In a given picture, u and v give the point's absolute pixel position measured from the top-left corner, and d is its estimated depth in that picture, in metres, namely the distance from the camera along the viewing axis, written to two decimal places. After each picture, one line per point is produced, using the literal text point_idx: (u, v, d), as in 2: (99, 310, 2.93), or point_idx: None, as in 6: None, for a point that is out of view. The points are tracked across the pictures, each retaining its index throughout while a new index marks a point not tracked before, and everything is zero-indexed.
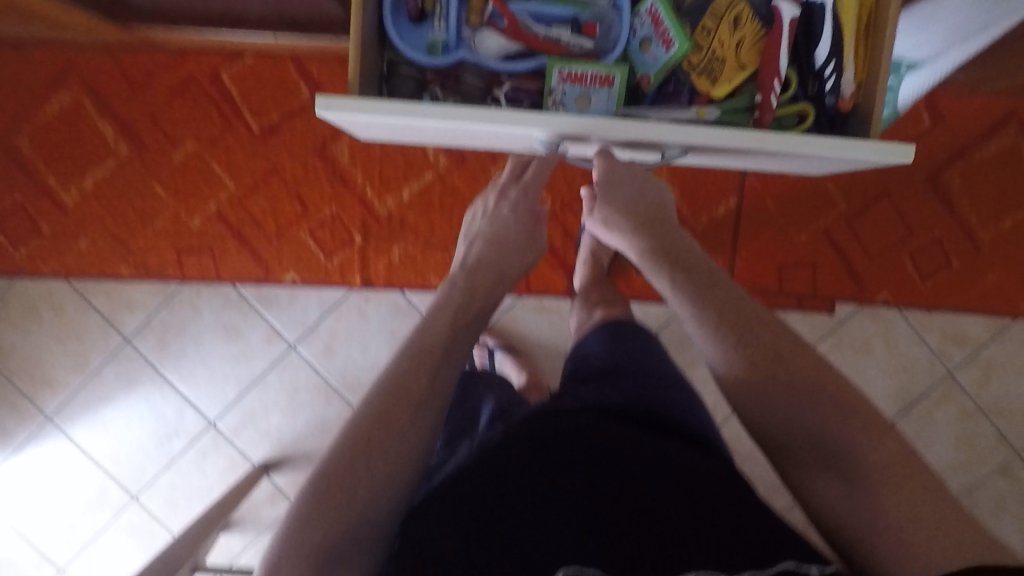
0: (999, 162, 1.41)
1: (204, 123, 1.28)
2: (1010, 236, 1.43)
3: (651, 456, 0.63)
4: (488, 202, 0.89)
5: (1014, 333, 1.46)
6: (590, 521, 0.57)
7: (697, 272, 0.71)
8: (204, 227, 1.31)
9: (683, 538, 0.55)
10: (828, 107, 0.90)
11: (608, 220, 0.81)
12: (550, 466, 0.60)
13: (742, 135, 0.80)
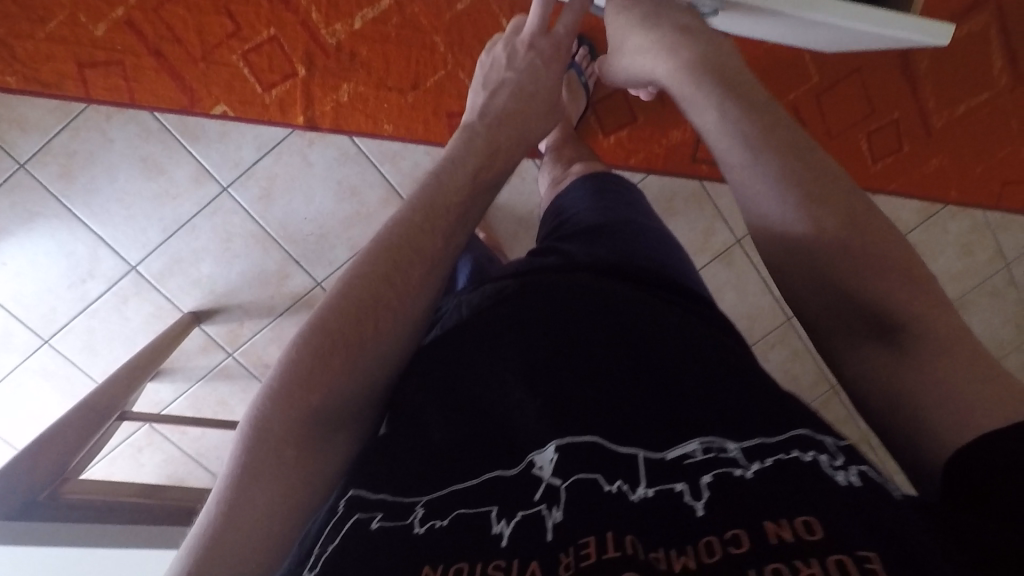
0: (968, 44, 1.38)
1: None
2: (963, 123, 1.43)
3: (656, 325, 0.58)
4: (509, 49, 0.75)
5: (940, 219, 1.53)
6: (576, 386, 0.52)
7: (749, 100, 0.64)
8: (111, 37, 1.09)
9: (685, 403, 0.50)
10: None
11: (642, 47, 0.73)
12: (543, 339, 0.57)
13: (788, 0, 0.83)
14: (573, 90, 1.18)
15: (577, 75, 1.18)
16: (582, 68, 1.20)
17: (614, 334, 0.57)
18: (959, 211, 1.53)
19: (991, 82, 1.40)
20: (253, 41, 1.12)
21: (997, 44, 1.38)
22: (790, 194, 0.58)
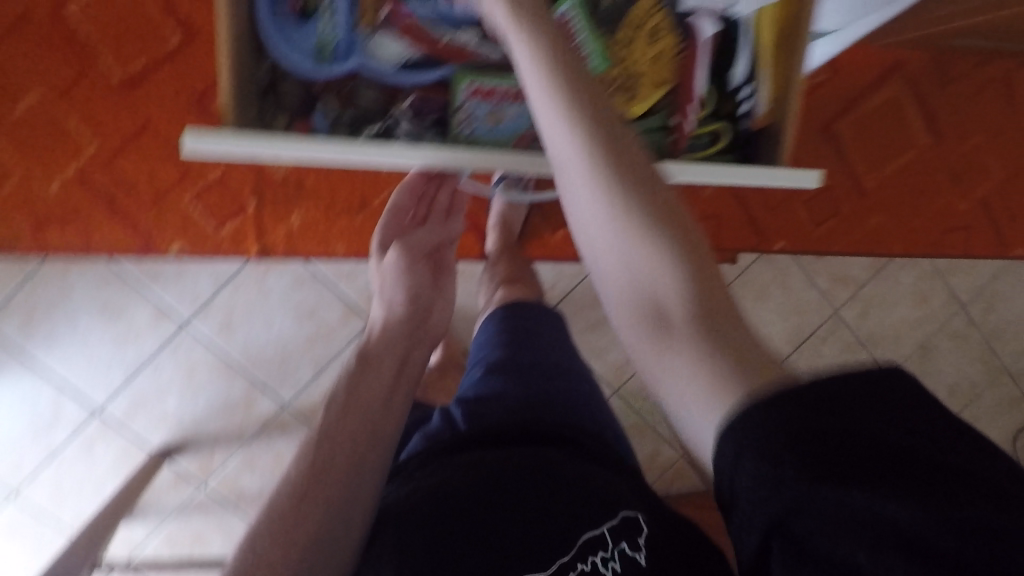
0: (885, 111, 1.45)
1: (51, 71, 1.08)
2: (894, 182, 1.50)
3: (534, 477, 0.73)
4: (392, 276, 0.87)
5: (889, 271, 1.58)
6: (462, 546, 0.67)
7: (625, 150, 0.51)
8: (65, 195, 1.13)
9: (520, 545, 0.67)
10: (743, 129, 0.83)
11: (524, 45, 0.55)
12: (445, 498, 0.70)
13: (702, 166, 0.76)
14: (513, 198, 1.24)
15: None
16: None
17: (510, 508, 0.70)
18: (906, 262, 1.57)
19: (915, 141, 1.48)
20: (202, 184, 1.17)
21: (912, 106, 1.46)
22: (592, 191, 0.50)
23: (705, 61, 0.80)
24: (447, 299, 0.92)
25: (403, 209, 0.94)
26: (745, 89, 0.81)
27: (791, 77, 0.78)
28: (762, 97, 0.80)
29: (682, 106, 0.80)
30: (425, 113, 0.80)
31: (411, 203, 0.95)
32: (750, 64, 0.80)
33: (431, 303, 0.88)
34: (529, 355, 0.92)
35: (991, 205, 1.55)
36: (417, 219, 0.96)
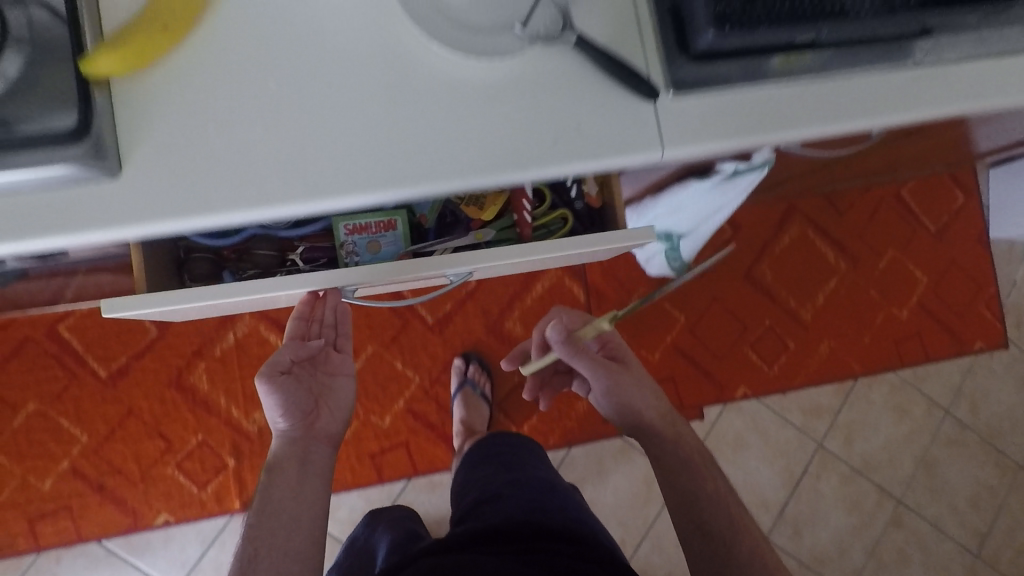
0: (796, 249, 1.57)
1: (45, 379, 1.22)
2: (830, 309, 1.57)
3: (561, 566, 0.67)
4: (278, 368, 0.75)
5: (858, 393, 1.59)
6: None
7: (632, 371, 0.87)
8: (59, 487, 1.22)
9: None
10: (581, 210, 0.83)
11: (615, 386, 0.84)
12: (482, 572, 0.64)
13: (518, 251, 0.70)
14: (472, 406, 1.34)
15: (472, 387, 1.35)
16: (476, 380, 1.36)
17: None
18: (871, 379, 1.59)
19: (835, 268, 1.58)
20: (183, 450, 1.25)
21: (818, 238, 1.58)
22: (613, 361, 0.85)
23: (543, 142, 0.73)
24: (338, 402, 0.80)
25: (296, 337, 0.80)
26: (572, 184, 0.82)
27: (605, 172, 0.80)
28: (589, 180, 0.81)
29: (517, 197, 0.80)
30: (318, 257, 0.84)
31: (303, 328, 0.81)
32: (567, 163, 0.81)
33: (327, 390, 0.79)
34: (533, 476, 0.91)
35: (933, 307, 1.60)
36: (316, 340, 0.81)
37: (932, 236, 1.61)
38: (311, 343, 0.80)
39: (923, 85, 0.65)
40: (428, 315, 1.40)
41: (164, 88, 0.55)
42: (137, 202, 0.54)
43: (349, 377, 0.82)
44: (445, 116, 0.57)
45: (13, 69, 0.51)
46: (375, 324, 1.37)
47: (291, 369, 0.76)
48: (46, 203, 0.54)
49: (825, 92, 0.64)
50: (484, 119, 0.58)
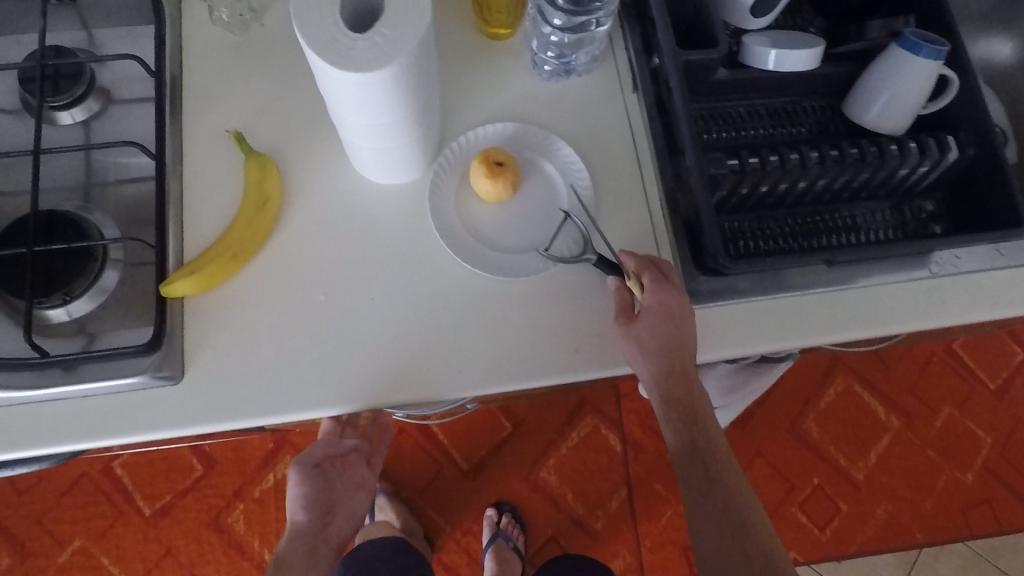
0: (843, 404, 1.50)
1: (93, 515, 1.27)
2: (886, 468, 1.47)
3: None
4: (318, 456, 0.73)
5: (925, 563, 1.44)
6: None
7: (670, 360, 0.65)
8: None
9: None
10: None
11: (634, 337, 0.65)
12: None
13: (532, 382, 0.66)
14: (503, 560, 1.29)
15: (506, 540, 1.30)
16: (509, 533, 1.32)
17: None
18: (938, 550, 1.44)
19: (888, 425, 1.49)
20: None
21: (868, 392, 1.51)
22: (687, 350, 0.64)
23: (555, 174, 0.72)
24: (351, 510, 0.77)
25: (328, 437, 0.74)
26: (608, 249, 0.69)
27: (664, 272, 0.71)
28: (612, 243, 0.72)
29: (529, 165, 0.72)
30: None
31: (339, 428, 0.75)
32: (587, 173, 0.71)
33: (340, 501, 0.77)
34: None
35: (1000, 470, 1.48)
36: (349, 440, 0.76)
37: (992, 394, 1.52)
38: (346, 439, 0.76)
39: (943, 296, 0.73)
40: (462, 462, 1.40)
41: (237, 304, 0.66)
42: (225, 386, 0.64)
43: (368, 493, 0.79)
44: (504, 325, 0.67)
45: (111, 280, 0.65)
46: (410, 466, 1.39)
47: (323, 464, 0.74)
48: (140, 403, 0.63)
49: (844, 298, 0.72)
50: (534, 320, 0.68)
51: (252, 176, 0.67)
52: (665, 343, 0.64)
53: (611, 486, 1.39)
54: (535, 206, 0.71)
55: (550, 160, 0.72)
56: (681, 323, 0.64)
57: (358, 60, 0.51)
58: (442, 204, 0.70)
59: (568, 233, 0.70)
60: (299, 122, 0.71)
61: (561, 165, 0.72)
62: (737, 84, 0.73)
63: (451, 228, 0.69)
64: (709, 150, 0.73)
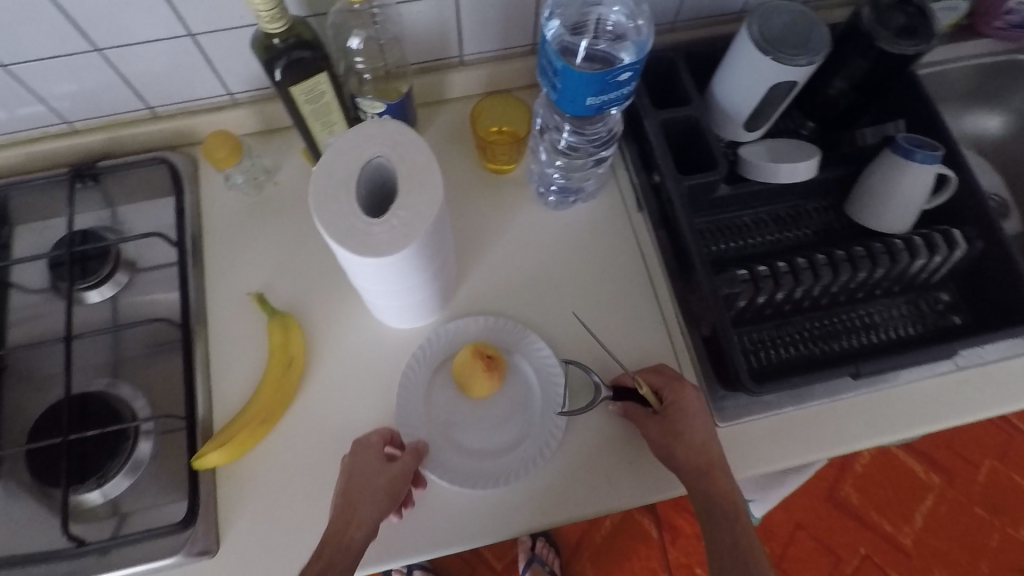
0: (881, 464, 1.43)
1: None
2: (935, 531, 1.38)
3: None
4: None
5: None
6: None
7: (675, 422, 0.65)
8: None
9: None
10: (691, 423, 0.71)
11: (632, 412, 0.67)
12: None
13: (576, 512, 0.65)
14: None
15: None
16: None
17: None
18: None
19: (928, 483, 1.41)
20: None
21: (902, 450, 1.44)
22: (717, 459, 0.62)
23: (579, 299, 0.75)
24: None
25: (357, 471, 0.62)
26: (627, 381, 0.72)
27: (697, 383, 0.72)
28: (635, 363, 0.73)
29: (551, 293, 0.75)
30: None
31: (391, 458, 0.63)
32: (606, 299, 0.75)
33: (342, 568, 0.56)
34: None
35: None
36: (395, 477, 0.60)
37: None
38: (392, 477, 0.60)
39: (972, 386, 0.73)
40: (496, 560, 1.30)
41: (270, 467, 0.66)
42: (269, 546, 0.64)
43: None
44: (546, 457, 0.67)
45: (147, 448, 0.66)
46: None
47: None
48: None
49: (874, 398, 0.72)
50: (573, 448, 0.68)
51: (275, 336, 0.68)
52: (695, 450, 0.62)
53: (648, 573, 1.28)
54: (513, 407, 0.69)
55: (527, 359, 0.71)
56: (708, 429, 0.63)
57: (377, 244, 0.53)
58: (411, 404, 0.68)
59: (545, 431, 0.67)
60: (316, 275, 0.73)
61: (537, 361, 0.71)
62: (738, 198, 0.76)
63: (429, 434, 0.67)
64: (719, 263, 0.74)
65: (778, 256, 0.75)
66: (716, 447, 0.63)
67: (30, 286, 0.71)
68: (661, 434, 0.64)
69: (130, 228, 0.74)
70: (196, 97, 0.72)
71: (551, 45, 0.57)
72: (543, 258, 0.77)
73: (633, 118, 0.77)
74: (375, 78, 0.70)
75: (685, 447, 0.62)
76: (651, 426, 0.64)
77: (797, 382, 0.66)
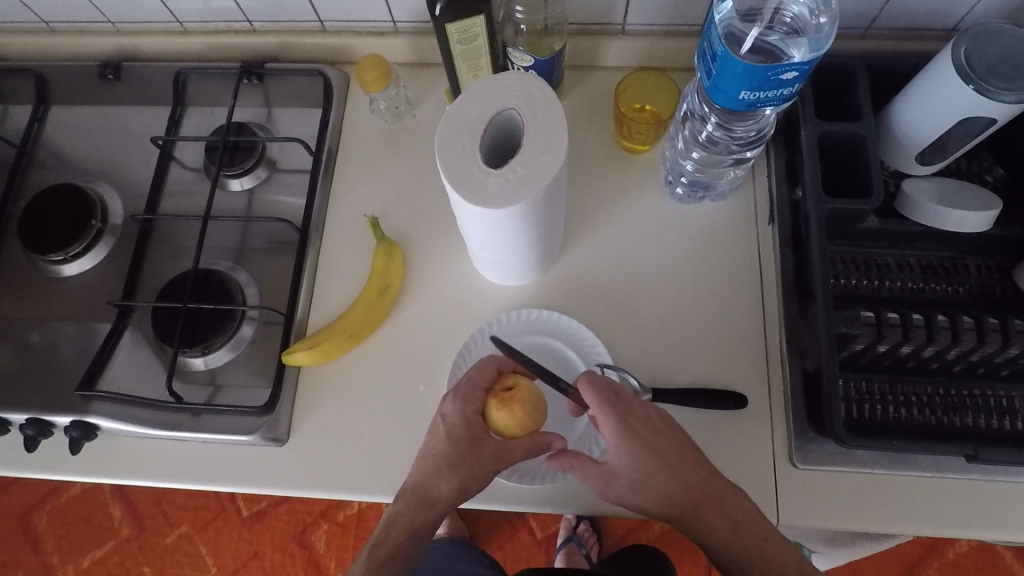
0: (980, 561, 1.25)
1: (199, 506, 1.34)
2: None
3: None
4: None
5: None
6: None
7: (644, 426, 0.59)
8: None
9: None
10: (766, 457, 0.66)
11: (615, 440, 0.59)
12: None
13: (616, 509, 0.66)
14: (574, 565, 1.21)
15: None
16: None
17: None
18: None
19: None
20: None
21: (1009, 554, 1.26)
22: (672, 480, 0.58)
23: (678, 302, 0.72)
24: None
25: (464, 456, 0.59)
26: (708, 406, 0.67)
27: (783, 418, 0.67)
28: (721, 380, 0.69)
29: (651, 288, 0.72)
30: None
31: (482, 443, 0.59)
32: (707, 305, 0.71)
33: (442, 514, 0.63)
34: None
35: None
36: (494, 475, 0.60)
37: None
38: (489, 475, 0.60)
39: None
40: (537, 529, 1.30)
41: (347, 380, 0.70)
42: (330, 451, 0.68)
43: None
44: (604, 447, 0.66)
45: (248, 332, 0.72)
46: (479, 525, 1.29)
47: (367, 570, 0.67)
48: (248, 455, 0.68)
49: (985, 491, 0.64)
50: None
51: (378, 262, 0.71)
52: (639, 479, 0.58)
53: None
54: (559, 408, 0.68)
55: (580, 357, 0.69)
56: (649, 461, 0.58)
57: (489, 195, 0.54)
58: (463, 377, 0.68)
59: (588, 439, 0.67)
60: (430, 214, 0.76)
61: (594, 365, 0.68)
62: (887, 234, 0.68)
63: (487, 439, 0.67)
64: (844, 299, 0.68)
65: (915, 307, 0.67)
66: (676, 467, 0.58)
67: (186, 164, 0.79)
68: (590, 475, 0.60)
69: (278, 131, 0.80)
70: (361, 20, 0.75)
71: (717, 29, 0.53)
72: (652, 249, 0.74)
73: (791, 122, 0.71)
74: (530, 31, 0.70)
75: (616, 479, 0.59)
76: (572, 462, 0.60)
77: (899, 447, 0.59)
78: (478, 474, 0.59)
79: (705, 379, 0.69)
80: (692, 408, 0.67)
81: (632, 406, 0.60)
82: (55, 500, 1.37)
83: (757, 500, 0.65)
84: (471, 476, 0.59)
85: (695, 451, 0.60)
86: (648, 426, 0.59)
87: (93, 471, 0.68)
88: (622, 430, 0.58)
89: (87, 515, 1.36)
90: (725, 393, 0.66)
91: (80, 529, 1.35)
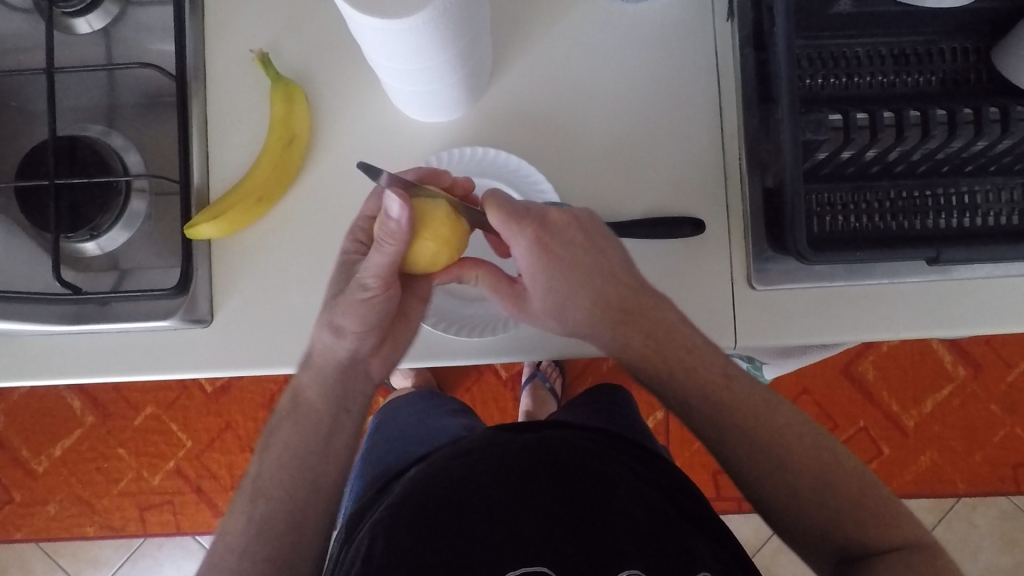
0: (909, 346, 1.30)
1: (160, 387, 1.32)
2: (938, 417, 1.24)
3: None
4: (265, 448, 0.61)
5: (980, 517, 1.23)
6: None
7: (566, 236, 0.55)
8: (165, 482, 1.31)
9: None
10: (726, 281, 0.63)
11: (533, 260, 0.55)
12: None
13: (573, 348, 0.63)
14: (540, 400, 1.24)
15: (529, 404, 1.24)
16: None
17: None
18: (978, 500, 1.23)
19: (951, 374, 1.24)
20: None
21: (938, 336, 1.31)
22: (584, 303, 0.57)
23: (630, 124, 0.64)
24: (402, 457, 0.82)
25: (334, 292, 0.57)
26: (666, 239, 0.62)
27: (743, 242, 0.63)
28: (679, 208, 0.63)
29: (598, 111, 0.64)
30: None
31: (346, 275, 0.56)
32: (663, 123, 0.63)
33: (362, 370, 0.61)
34: None
35: None
36: (370, 304, 0.55)
37: None
38: (357, 307, 0.55)
39: None
40: (502, 370, 1.31)
41: (266, 251, 0.63)
42: (262, 327, 0.63)
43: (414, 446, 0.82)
44: None
45: (142, 205, 0.63)
46: (448, 372, 1.30)
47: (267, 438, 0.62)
48: (174, 341, 0.63)
49: (940, 293, 0.63)
50: None
51: (277, 106, 0.60)
52: (553, 302, 0.57)
53: (647, 403, 1.29)
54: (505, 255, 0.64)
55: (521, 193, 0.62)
56: (561, 286, 0.56)
57: (387, 4, 0.43)
58: None
59: None
60: (332, 43, 0.63)
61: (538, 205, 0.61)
62: (858, 18, 0.59)
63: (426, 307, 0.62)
64: (810, 100, 0.61)
65: (883, 103, 0.61)
66: (596, 282, 0.57)
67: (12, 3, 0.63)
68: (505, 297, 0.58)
69: None
70: None
71: None
72: (597, 64, 0.64)
73: None
74: None
75: (528, 300, 0.58)
76: (481, 271, 0.58)
77: (863, 257, 0.56)
78: (354, 308, 0.55)
79: (660, 207, 0.63)
80: (646, 241, 0.63)
81: (549, 218, 0.54)
82: (9, 399, 1.33)
83: (714, 327, 0.63)
84: (351, 309, 0.55)
85: (619, 257, 0.56)
86: (565, 238, 0.55)
87: (5, 376, 0.62)
88: (536, 247, 0.55)
89: (47, 410, 1.32)
90: (682, 219, 0.61)
91: (42, 423, 1.32)
